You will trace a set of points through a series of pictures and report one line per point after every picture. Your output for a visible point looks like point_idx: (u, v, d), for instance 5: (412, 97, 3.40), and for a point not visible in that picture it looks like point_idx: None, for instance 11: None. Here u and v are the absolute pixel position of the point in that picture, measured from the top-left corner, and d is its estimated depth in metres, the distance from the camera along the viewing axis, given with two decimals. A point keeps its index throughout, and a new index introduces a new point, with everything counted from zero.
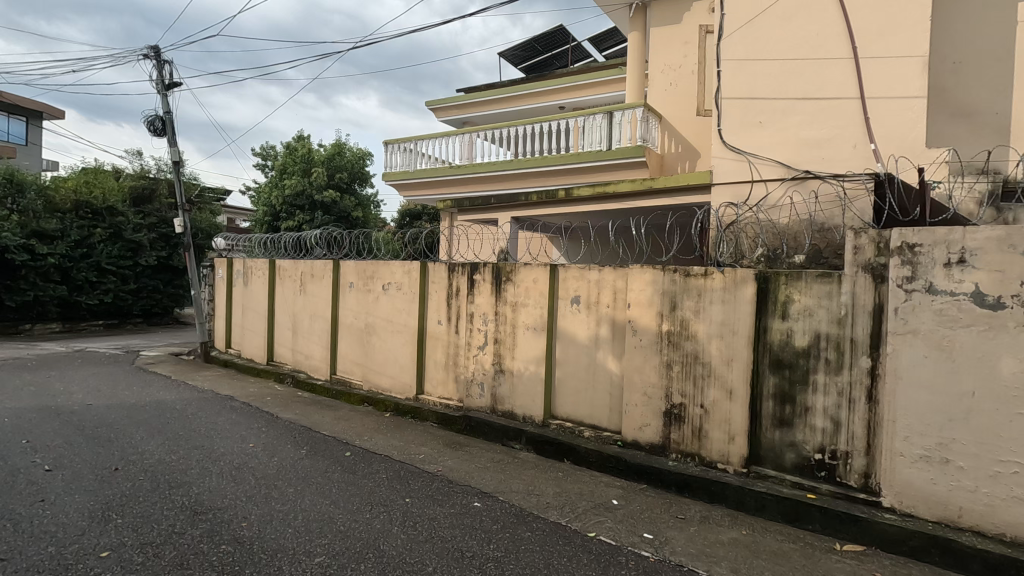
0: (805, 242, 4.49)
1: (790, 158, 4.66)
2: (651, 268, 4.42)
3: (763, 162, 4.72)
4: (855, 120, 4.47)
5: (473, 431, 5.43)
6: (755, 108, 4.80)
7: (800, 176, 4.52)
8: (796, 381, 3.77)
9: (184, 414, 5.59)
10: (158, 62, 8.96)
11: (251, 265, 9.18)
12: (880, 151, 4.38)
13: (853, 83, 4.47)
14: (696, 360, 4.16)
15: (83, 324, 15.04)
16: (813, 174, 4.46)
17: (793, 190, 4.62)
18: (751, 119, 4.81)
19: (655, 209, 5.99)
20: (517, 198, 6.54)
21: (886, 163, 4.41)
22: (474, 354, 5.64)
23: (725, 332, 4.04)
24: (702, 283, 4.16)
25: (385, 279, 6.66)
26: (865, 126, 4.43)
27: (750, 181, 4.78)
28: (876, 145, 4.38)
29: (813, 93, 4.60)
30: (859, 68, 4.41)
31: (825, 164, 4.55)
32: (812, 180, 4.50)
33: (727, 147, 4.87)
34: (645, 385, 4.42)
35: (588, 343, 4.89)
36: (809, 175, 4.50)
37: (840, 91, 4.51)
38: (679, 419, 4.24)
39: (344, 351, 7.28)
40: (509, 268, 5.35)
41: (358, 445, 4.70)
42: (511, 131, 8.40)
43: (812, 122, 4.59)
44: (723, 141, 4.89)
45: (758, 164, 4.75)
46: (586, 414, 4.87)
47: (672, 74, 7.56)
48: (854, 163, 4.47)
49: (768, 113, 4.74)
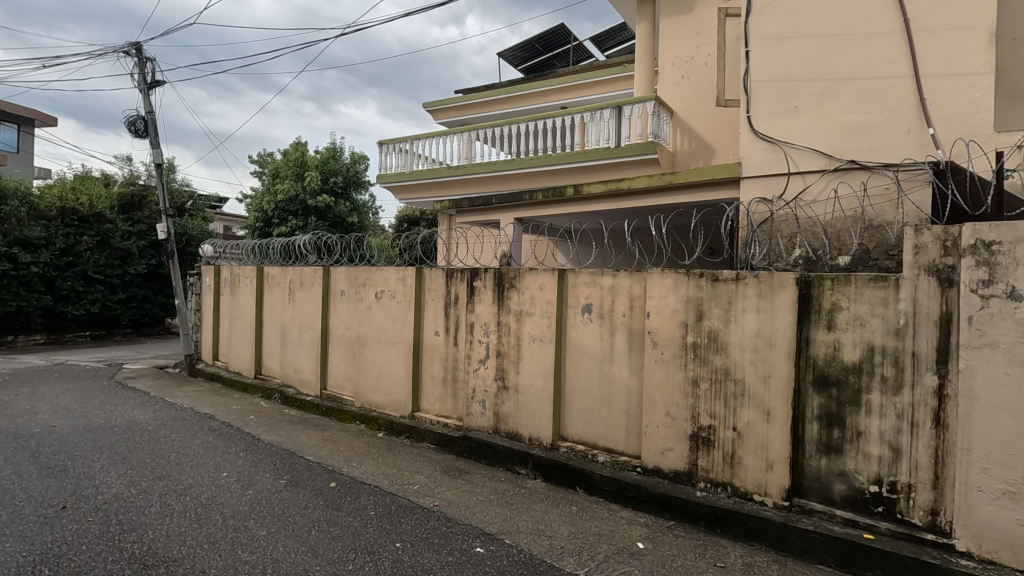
0: (849, 242, 4.01)
1: (830, 147, 4.18)
2: (673, 272, 3.93)
3: (798, 152, 4.27)
4: (905, 103, 3.99)
5: (474, 453, 4.93)
6: (790, 92, 4.34)
7: (844, 168, 4.08)
8: (846, 401, 3.28)
9: (155, 436, 5.08)
10: (139, 59, 8.50)
11: (239, 272, 8.70)
12: (937, 137, 3.89)
13: (903, 62, 3.98)
14: (726, 376, 3.67)
15: (69, 336, 14.48)
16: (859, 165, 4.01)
17: (833, 185, 4.15)
18: (786, 104, 4.35)
19: (671, 209, 5.51)
20: (521, 197, 6.05)
21: (943, 151, 3.92)
22: (474, 368, 5.14)
23: (760, 345, 3.55)
24: (732, 288, 3.67)
25: (378, 286, 6.17)
26: (919, 108, 3.94)
27: (785, 174, 4.33)
28: (934, 130, 3.88)
29: (855, 75, 4.13)
30: (909, 44, 3.93)
31: (873, 153, 4.06)
32: (857, 171, 4.07)
33: (758, 137, 4.43)
34: (667, 405, 3.93)
35: (600, 357, 4.40)
36: (856, 165, 4.07)
37: (887, 71, 4.04)
38: (708, 443, 3.74)
39: (336, 364, 6.77)
40: (513, 274, 4.86)
41: (346, 474, 4.20)
42: (511, 129, 7.93)
43: (855, 107, 4.12)
44: (754, 130, 4.45)
45: (793, 154, 4.29)
46: (600, 436, 4.37)
47: (684, 66, 7.11)
48: (904, 151, 3.98)
49: (805, 97, 4.28)
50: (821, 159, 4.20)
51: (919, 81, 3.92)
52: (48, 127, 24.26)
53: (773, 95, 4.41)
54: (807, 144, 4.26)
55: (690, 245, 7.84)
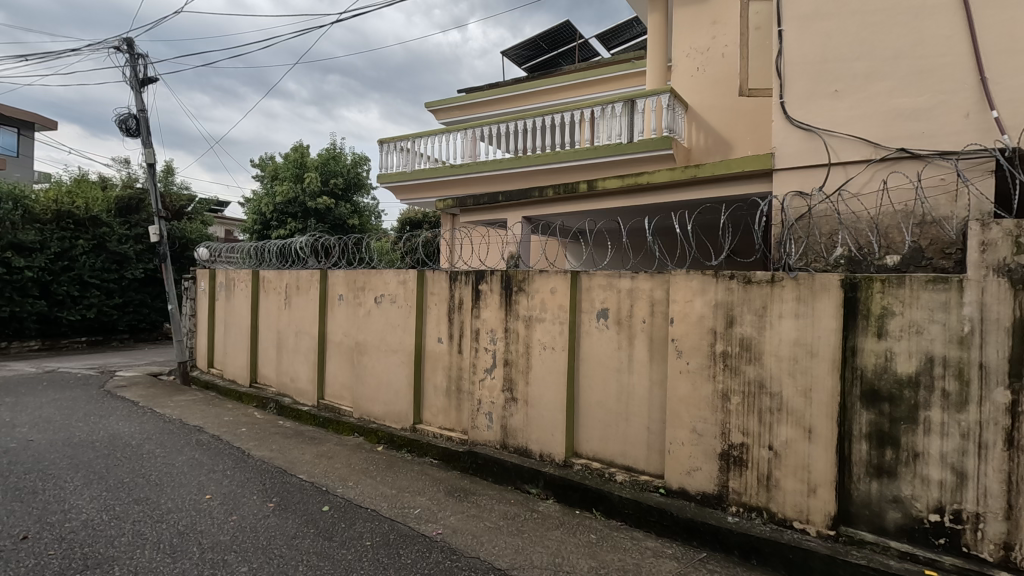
0: (900, 240, 3.64)
1: (873, 134, 3.81)
2: (700, 274, 3.57)
3: (839, 141, 3.90)
4: (963, 84, 3.58)
5: (481, 470, 4.56)
6: (828, 75, 3.97)
7: (893, 156, 3.71)
8: (900, 418, 2.91)
9: (138, 452, 4.74)
10: (131, 56, 8.20)
11: (234, 276, 8.37)
12: (1002, 120, 3.48)
13: (962, 37, 3.58)
14: (761, 390, 3.31)
15: (64, 341, 14.13)
16: (909, 153, 3.64)
17: (879, 176, 3.79)
18: (825, 88, 3.99)
19: (690, 205, 5.16)
20: (529, 194, 5.70)
21: (1009, 136, 3.49)
22: (480, 378, 4.79)
23: (800, 354, 3.18)
24: (767, 291, 3.31)
25: (378, 290, 5.83)
26: (980, 89, 3.52)
27: (824, 165, 3.97)
28: (999, 113, 3.47)
29: (904, 54, 3.74)
30: (969, 18, 3.53)
31: (925, 140, 3.66)
32: (909, 161, 3.68)
33: (791, 125, 4.07)
34: (693, 420, 3.57)
35: (618, 367, 4.04)
36: (906, 153, 3.68)
37: (940, 48, 3.63)
38: (740, 463, 3.38)
39: (334, 372, 6.43)
40: (522, 276, 4.52)
41: (341, 496, 3.84)
42: (517, 125, 7.60)
43: (903, 91, 3.74)
44: (787, 118, 4.10)
45: (832, 143, 3.92)
46: (618, 453, 4.02)
47: (699, 58, 6.77)
48: (963, 138, 3.58)
49: (845, 80, 3.91)
50: (863, 149, 3.83)
51: (979, 58, 3.51)
52: (49, 131, 24.06)
53: (808, 80, 4.05)
54: (847, 132, 3.89)
55: (717, 244, 7.51)
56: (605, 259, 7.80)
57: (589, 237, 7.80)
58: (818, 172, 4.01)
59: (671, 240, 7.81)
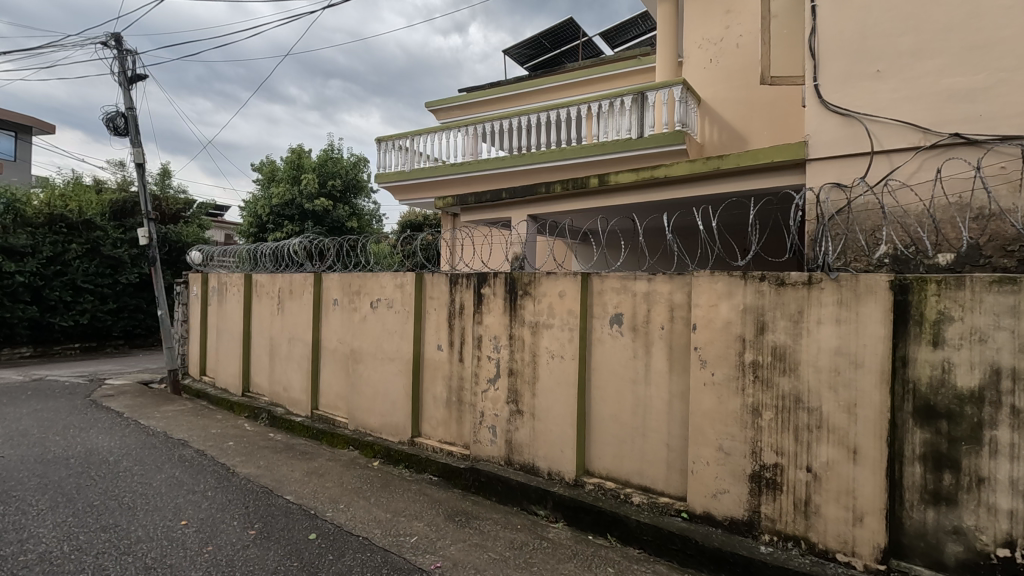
0: (955, 236, 3.29)
1: (919, 119, 3.45)
2: (726, 276, 3.23)
3: (884, 126, 3.56)
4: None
5: (483, 489, 4.21)
6: (866, 56, 3.64)
7: (946, 142, 3.36)
8: (961, 438, 2.55)
9: (113, 470, 4.39)
10: (119, 52, 7.90)
11: (226, 281, 8.05)
12: None
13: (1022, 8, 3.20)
14: (797, 404, 2.96)
15: (57, 348, 13.78)
16: (965, 139, 3.29)
17: (931, 164, 3.43)
18: (866, 68, 3.65)
19: (707, 202, 4.82)
20: (536, 190, 5.33)
21: None
22: (482, 389, 4.45)
23: (842, 365, 2.83)
24: (804, 295, 2.96)
25: (373, 294, 5.49)
26: None
27: (868, 153, 3.63)
28: None
29: (956, 29, 3.37)
30: None
31: (980, 123, 3.29)
32: (965, 147, 3.33)
33: (830, 111, 3.75)
34: (719, 436, 3.22)
35: (633, 378, 3.69)
36: (961, 139, 3.32)
37: (998, 20, 3.27)
38: (773, 487, 3.02)
39: (328, 381, 6.10)
40: (528, 279, 4.19)
41: (330, 521, 3.50)
42: (521, 122, 7.29)
43: (954, 70, 3.37)
44: (824, 104, 3.77)
45: (876, 128, 3.59)
46: (634, 471, 3.68)
47: (712, 49, 6.45)
48: None
49: (888, 59, 3.57)
50: (910, 134, 3.49)
51: None
52: (46, 134, 23.79)
53: (844, 61, 3.71)
54: (890, 117, 3.55)
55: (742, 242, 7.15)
56: (618, 260, 7.51)
57: (601, 236, 7.51)
58: (856, 162, 3.67)
59: (693, 240, 7.46)
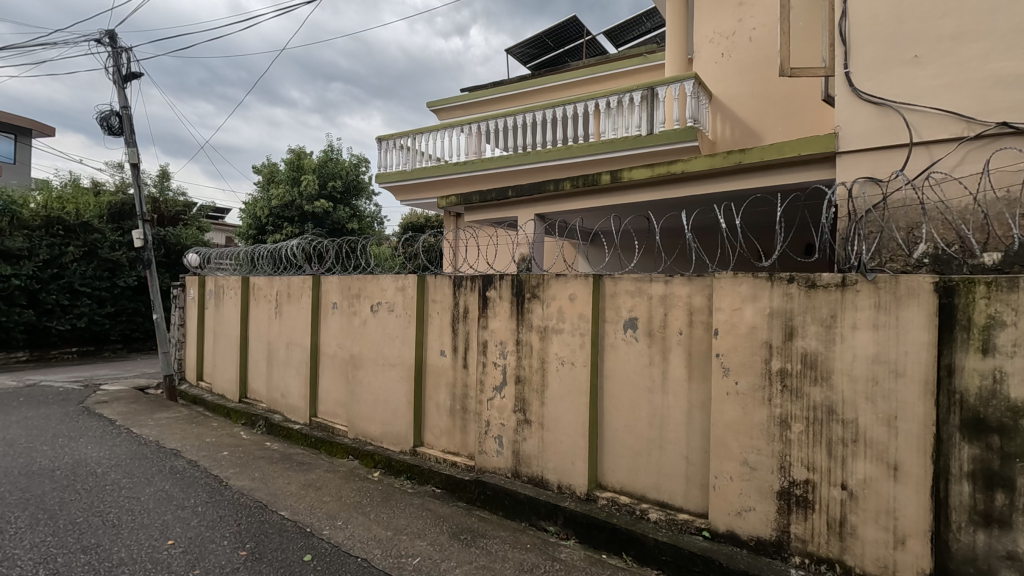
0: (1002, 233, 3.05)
1: (963, 108, 3.23)
2: (751, 278, 3.01)
3: (923, 116, 3.34)
4: None
5: (489, 503, 3.99)
6: (901, 42, 3.41)
7: (992, 132, 3.13)
8: (1014, 455, 2.30)
9: (100, 483, 4.18)
10: (113, 50, 7.71)
11: (223, 284, 7.84)
12: None
13: None
14: (830, 416, 2.74)
15: (54, 352, 13.57)
16: (1013, 127, 3.06)
17: (977, 156, 3.21)
18: (902, 53, 3.43)
19: (728, 198, 4.63)
20: (544, 187, 5.13)
21: None
22: (488, 398, 4.24)
23: (880, 375, 2.61)
24: (837, 298, 2.74)
25: (374, 297, 5.27)
26: None
27: (905, 145, 3.41)
28: None
29: (1001, 11, 3.14)
30: None
31: None
32: (1014, 137, 3.10)
33: (863, 101, 3.54)
34: (744, 450, 3.00)
35: (649, 387, 3.47)
36: (1008, 128, 3.09)
37: None
38: (804, 505, 2.80)
39: (327, 388, 5.88)
40: (536, 281, 3.98)
41: (327, 540, 3.29)
42: (526, 119, 7.09)
43: (999, 54, 3.14)
44: (857, 93, 3.56)
45: (916, 118, 3.37)
46: (650, 485, 3.46)
47: (724, 43, 6.24)
48: None
49: (927, 44, 3.34)
50: (954, 124, 3.26)
51: None
52: (46, 137, 23.61)
53: (877, 49, 3.49)
54: (929, 106, 3.33)
55: (766, 241, 6.98)
56: (632, 261, 7.38)
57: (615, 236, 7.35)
58: (891, 155, 3.46)
59: (712, 240, 7.30)
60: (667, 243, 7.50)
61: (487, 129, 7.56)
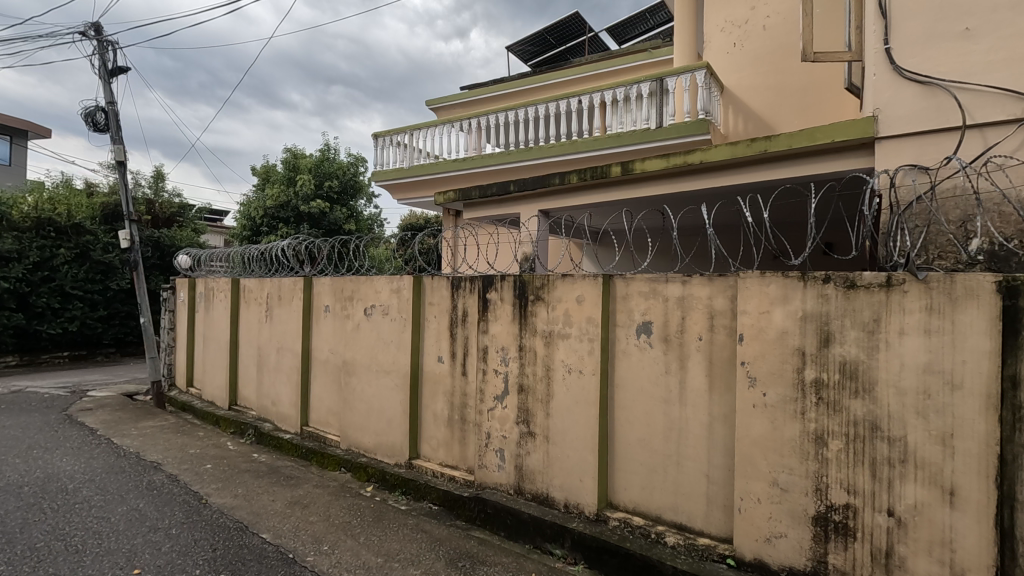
0: None
1: (1021, 85, 2.88)
2: (781, 278, 2.70)
3: (977, 94, 2.99)
4: None
5: (490, 523, 3.68)
6: (948, 16, 3.08)
7: None
8: None
9: (70, 501, 3.87)
10: (99, 43, 7.42)
11: (213, 286, 7.54)
12: None
13: None
14: (874, 433, 2.43)
15: (44, 357, 13.24)
16: None
17: None
18: (951, 26, 3.08)
19: (747, 190, 4.31)
20: (548, 181, 4.82)
21: None
22: (488, 408, 3.93)
23: (933, 387, 2.31)
24: (881, 300, 2.44)
25: (368, 300, 4.97)
26: None
27: (959, 128, 3.03)
28: None
29: None
30: None
31: None
32: None
33: (908, 80, 3.18)
34: (774, 469, 2.69)
35: (664, 398, 3.17)
36: None
37: None
38: (844, 533, 2.49)
39: (319, 395, 5.58)
40: (541, 282, 3.68)
41: (310, 570, 2.99)
42: (528, 113, 6.79)
43: None
44: (902, 73, 3.20)
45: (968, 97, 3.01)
46: (667, 504, 3.15)
47: (736, 32, 5.96)
48: None
49: (981, 15, 3.00)
50: (1011, 104, 2.92)
51: None
52: (42, 139, 23.32)
53: (917, 26, 3.18)
54: (983, 84, 2.98)
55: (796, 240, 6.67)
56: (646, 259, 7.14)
57: (629, 234, 7.08)
58: (938, 139, 3.11)
59: (737, 238, 7.00)
60: (684, 240, 7.21)
61: (487, 125, 7.28)
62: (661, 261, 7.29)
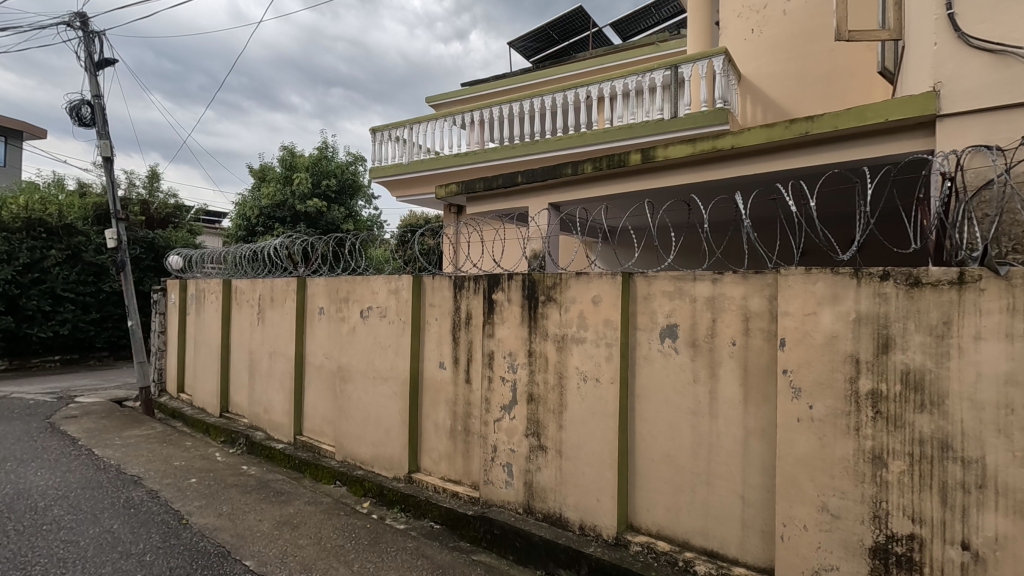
0: None
1: None
2: (831, 276, 2.38)
3: None
4: None
5: (496, 545, 3.36)
6: None
7: None
8: None
9: (37, 521, 3.54)
10: (85, 34, 7.11)
11: (204, 287, 7.21)
12: None
13: None
14: (944, 453, 2.11)
15: (35, 360, 12.91)
16: None
17: None
18: None
19: (776, 179, 4.00)
20: (561, 171, 4.54)
21: None
22: (494, 420, 3.60)
23: (1017, 401, 1.98)
24: (953, 300, 2.11)
25: (364, 301, 4.65)
26: None
27: None
28: None
29: None
30: None
31: None
32: None
33: (977, 49, 2.81)
34: (823, 493, 2.37)
35: (692, 410, 2.84)
36: None
37: None
38: (907, 567, 2.17)
39: (313, 403, 5.25)
40: (552, 282, 3.36)
41: None
42: (533, 105, 6.48)
43: None
44: (969, 42, 2.83)
45: None
46: (696, 528, 2.82)
47: (754, 17, 5.65)
48: None
49: None
50: None
51: None
52: (37, 140, 23.00)
53: None
54: None
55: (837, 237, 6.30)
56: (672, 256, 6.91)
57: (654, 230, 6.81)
58: (1012, 114, 2.73)
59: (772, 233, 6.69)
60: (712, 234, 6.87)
61: (488, 119, 6.95)
62: (686, 257, 7.01)
